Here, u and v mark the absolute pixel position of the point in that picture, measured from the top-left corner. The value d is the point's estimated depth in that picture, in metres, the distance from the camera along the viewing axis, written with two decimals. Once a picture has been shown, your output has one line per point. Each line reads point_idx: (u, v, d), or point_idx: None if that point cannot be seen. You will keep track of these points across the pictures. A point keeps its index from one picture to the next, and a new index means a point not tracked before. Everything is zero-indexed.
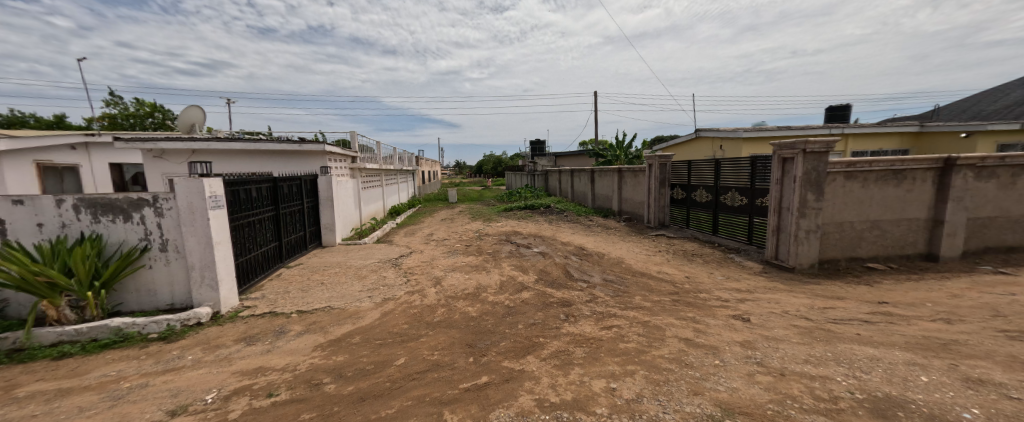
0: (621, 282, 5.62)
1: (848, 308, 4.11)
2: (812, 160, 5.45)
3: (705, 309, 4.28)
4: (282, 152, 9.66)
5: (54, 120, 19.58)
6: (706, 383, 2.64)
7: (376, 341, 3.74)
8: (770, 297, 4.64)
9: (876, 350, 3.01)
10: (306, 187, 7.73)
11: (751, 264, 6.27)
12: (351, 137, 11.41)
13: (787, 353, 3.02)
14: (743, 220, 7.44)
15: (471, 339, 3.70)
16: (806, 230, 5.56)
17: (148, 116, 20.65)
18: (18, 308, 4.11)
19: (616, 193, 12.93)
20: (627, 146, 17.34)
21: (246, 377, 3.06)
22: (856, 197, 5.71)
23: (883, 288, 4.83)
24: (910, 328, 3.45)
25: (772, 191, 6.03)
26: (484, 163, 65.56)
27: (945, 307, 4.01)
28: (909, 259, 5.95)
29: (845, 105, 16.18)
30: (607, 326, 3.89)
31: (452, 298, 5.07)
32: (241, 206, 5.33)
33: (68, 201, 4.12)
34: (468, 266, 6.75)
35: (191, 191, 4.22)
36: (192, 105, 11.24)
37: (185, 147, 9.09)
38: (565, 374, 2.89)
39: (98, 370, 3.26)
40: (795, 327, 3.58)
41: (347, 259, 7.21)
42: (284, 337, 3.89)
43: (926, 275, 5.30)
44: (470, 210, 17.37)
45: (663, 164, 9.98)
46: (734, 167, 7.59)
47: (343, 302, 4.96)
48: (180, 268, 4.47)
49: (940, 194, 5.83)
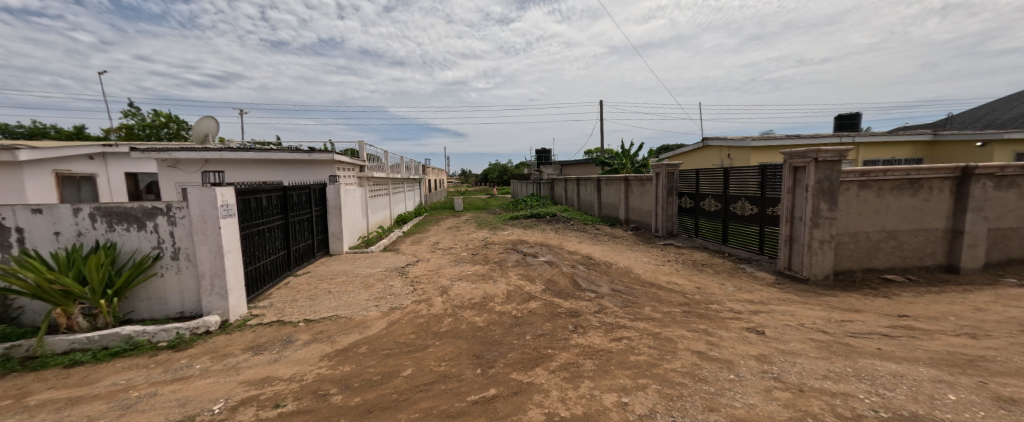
0: (630, 292, 5.52)
1: (867, 321, 3.99)
2: (825, 169, 5.35)
3: (717, 321, 4.18)
4: (292, 161, 9.78)
5: (74, 131, 20.18)
6: (722, 398, 2.56)
7: (384, 351, 3.71)
8: (784, 309, 4.52)
9: (898, 366, 2.90)
10: (315, 196, 7.81)
11: (763, 274, 6.14)
12: (359, 147, 11.55)
13: (806, 368, 2.92)
14: (754, 229, 7.32)
15: (478, 350, 3.65)
16: (819, 240, 5.44)
17: (163, 126, 21.14)
18: (32, 316, 4.15)
19: (623, 201, 12.85)
20: (634, 155, 17.29)
21: (253, 387, 3.04)
22: (870, 206, 5.60)
23: (902, 301, 4.69)
24: (933, 343, 3.33)
25: (784, 200, 5.94)
26: (490, 171, 65.87)
27: (970, 321, 3.87)
28: (928, 270, 5.79)
29: (856, 113, 16.01)
30: (617, 337, 3.82)
31: (459, 308, 5.02)
32: (252, 214, 5.39)
33: (85, 210, 4.20)
34: (474, 275, 6.72)
35: (203, 200, 4.28)
36: (206, 116, 11.46)
37: (199, 156, 9.26)
38: (575, 387, 2.83)
39: (108, 378, 3.27)
40: (812, 341, 3.48)
41: (354, 268, 7.21)
42: (290, 346, 3.87)
43: (947, 288, 5.13)
44: (476, 219, 17.38)
45: (671, 173, 9.92)
46: (744, 175, 7.50)
47: (350, 310, 4.95)
48: (190, 277, 4.51)
49: (958, 204, 5.69)
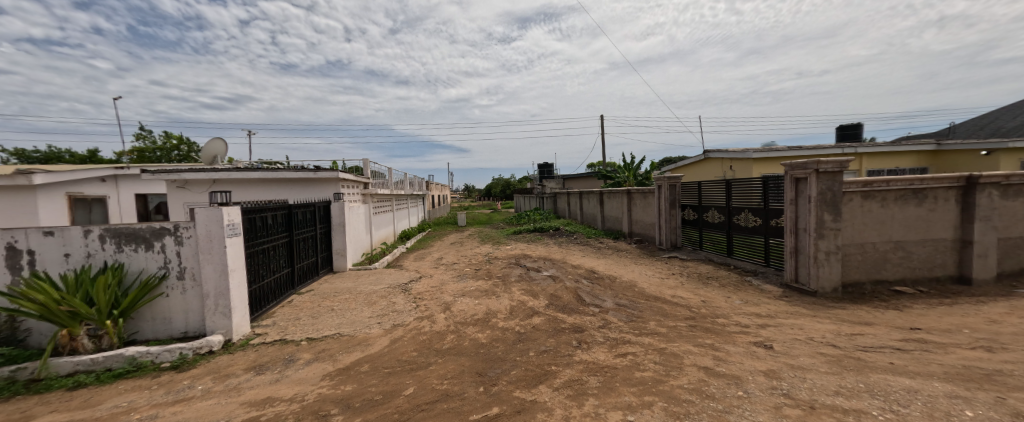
0: (634, 306, 5.46)
1: (878, 334, 3.90)
2: (826, 180, 5.33)
3: (724, 335, 4.10)
4: (298, 180, 9.90)
5: (88, 154, 20.71)
6: (730, 416, 2.49)
7: (386, 370, 3.67)
8: (792, 322, 4.43)
9: (912, 381, 2.82)
10: (319, 213, 7.88)
11: (770, 287, 6.04)
12: (364, 164, 11.71)
13: (816, 384, 2.85)
14: (759, 240, 7.23)
15: (481, 368, 3.60)
16: (826, 251, 5.37)
17: (174, 149, 21.75)
18: (39, 338, 4.18)
19: (626, 214, 12.84)
20: (636, 168, 17.37)
21: (254, 408, 3.01)
22: (875, 216, 5.55)
23: (914, 314, 4.58)
24: (948, 357, 3.24)
25: (787, 212, 5.90)
26: (494, 186, 66.23)
27: (985, 334, 3.77)
28: (939, 282, 5.67)
29: (858, 124, 16.07)
30: (621, 353, 3.76)
31: (462, 324, 4.98)
32: (257, 233, 5.44)
33: (95, 231, 4.27)
34: (478, 291, 6.65)
35: (210, 220, 4.34)
36: (215, 138, 11.73)
37: (206, 177, 9.45)
38: (579, 405, 2.77)
39: (111, 400, 3.26)
40: (822, 355, 3.40)
41: (357, 285, 7.19)
42: (292, 366, 3.85)
43: (960, 300, 5.01)
44: (480, 233, 17.39)
45: (673, 185, 9.93)
46: (746, 186, 7.49)
47: (352, 328, 4.92)
48: (195, 296, 4.53)
49: (965, 214, 5.63)
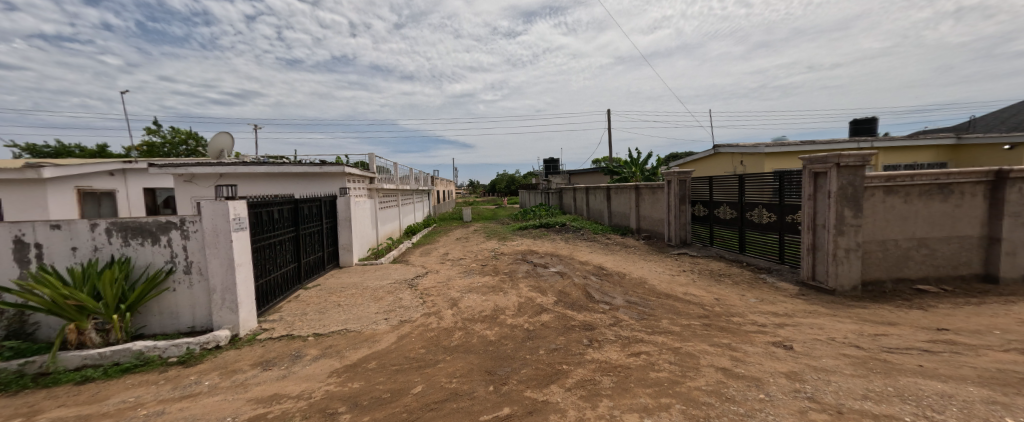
0: (645, 304, 5.33)
1: (903, 335, 3.75)
2: (847, 175, 5.14)
3: (741, 335, 3.98)
4: (304, 174, 9.85)
5: (98, 150, 20.92)
6: (752, 420, 2.38)
7: (394, 367, 3.60)
8: (811, 322, 4.29)
9: (944, 384, 2.69)
10: (326, 208, 7.83)
11: (786, 285, 5.88)
12: (370, 159, 11.65)
13: (843, 387, 2.72)
14: (773, 237, 7.05)
15: (491, 366, 3.52)
16: (845, 249, 5.19)
17: (183, 144, 21.93)
18: (48, 331, 4.17)
19: (633, 210, 12.66)
20: (643, 163, 17.15)
21: (260, 405, 2.95)
22: (898, 213, 5.36)
23: (938, 314, 4.41)
24: (980, 359, 3.09)
25: (804, 207, 5.72)
26: (498, 183, 66.17)
27: (1017, 335, 3.61)
28: (964, 280, 5.48)
29: (873, 118, 15.70)
30: (634, 352, 3.65)
31: (470, 321, 4.91)
32: (263, 227, 5.39)
33: (101, 225, 4.23)
34: (485, 288, 6.57)
35: (216, 214, 4.28)
36: (220, 132, 11.70)
37: (212, 171, 9.43)
38: (593, 407, 2.67)
39: (117, 395, 3.22)
40: (846, 357, 3.27)
41: (363, 280, 7.14)
42: (299, 362, 3.79)
43: (988, 300, 4.82)
44: (485, 229, 17.28)
45: (683, 180, 9.74)
46: (759, 181, 7.30)
47: (359, 324, 4.86)
48: (202, 291, 4.50)
49: (993, 210, 5.41)
